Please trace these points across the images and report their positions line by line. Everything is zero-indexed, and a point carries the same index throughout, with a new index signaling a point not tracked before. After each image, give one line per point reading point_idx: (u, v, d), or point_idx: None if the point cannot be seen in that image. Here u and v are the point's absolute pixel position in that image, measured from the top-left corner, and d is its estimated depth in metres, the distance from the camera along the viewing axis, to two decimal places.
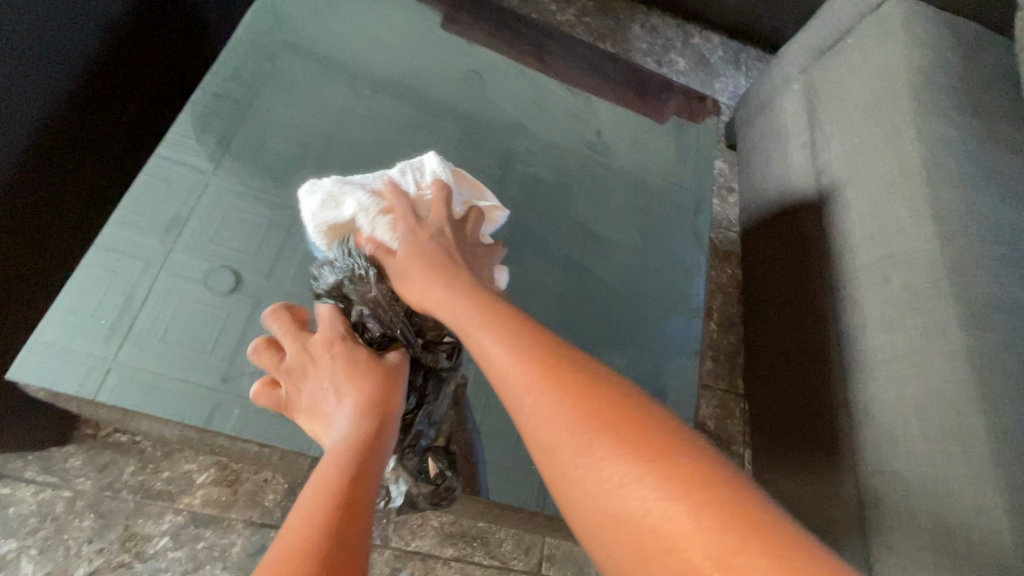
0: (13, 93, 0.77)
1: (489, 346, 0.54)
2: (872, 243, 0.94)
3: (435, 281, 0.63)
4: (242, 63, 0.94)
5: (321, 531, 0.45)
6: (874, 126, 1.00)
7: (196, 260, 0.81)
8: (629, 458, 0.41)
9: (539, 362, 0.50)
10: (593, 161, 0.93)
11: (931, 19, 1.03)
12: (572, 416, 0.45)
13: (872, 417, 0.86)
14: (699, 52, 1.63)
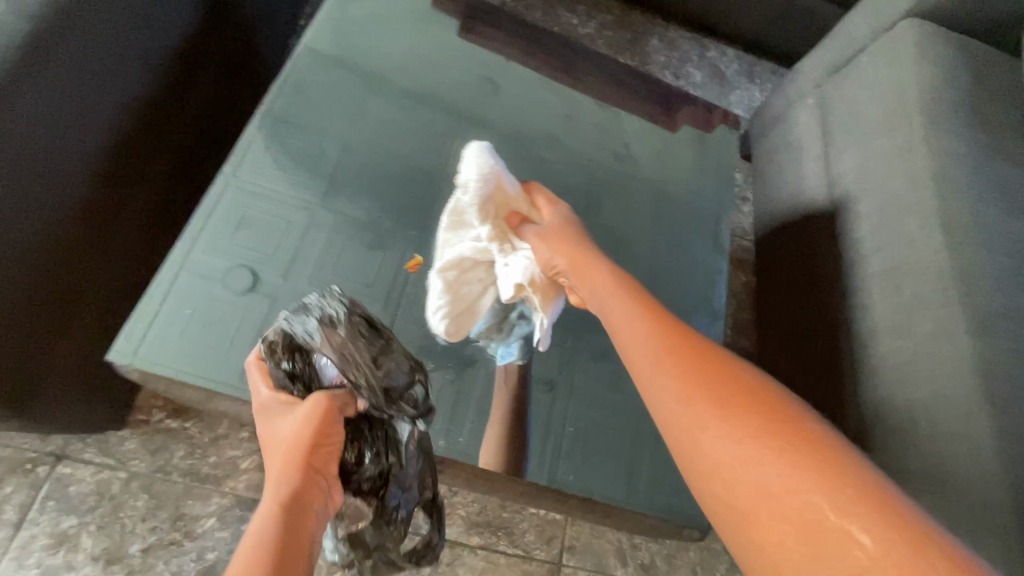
0: (101, 98, 0.81)
1: (634, 334, 0.60)
2: (883, 252, 0.98)
3: (590, 271, 0.70)
4: (302, 73, 1.00)
5: None
6: (886, 140, 1.05)
7: (216, 259, 0.85)
8: (764, 425, 0.46)
9: (675, 347, 0.56)
10: (617, 172, 0.98)
11: (942, 39, 1.08)
12: (714, 396, 0.50)
13: (882, 418, 0.90)
14: (715, 65, 1.69)
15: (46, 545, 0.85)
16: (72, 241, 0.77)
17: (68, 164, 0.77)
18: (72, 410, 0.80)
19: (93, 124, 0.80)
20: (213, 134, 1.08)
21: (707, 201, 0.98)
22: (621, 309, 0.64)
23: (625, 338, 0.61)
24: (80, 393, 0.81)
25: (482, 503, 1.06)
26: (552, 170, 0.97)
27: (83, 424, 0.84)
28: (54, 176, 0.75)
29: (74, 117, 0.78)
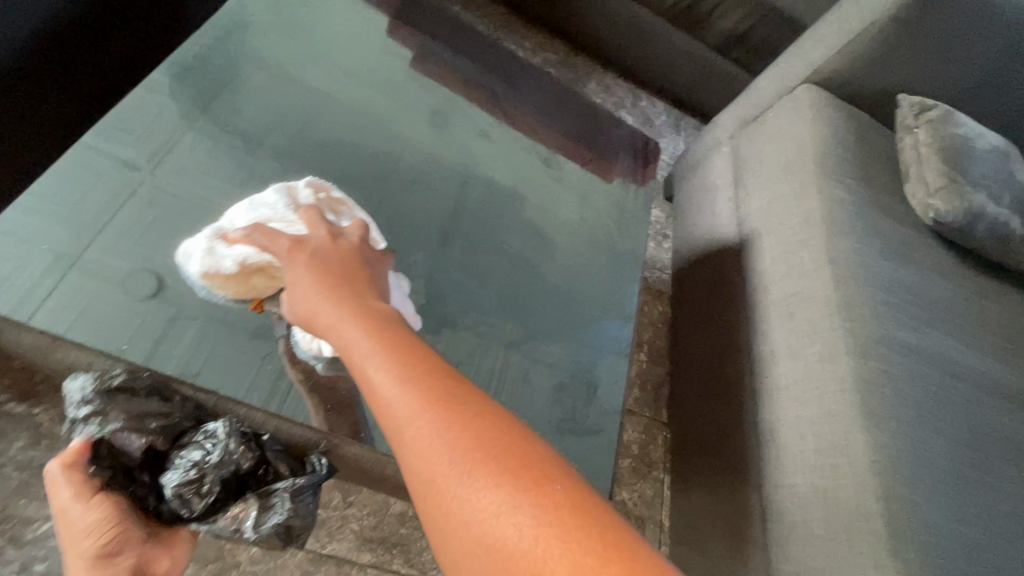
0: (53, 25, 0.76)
1: (373, 375, 0.50)
2: (781, 282, 1.06)
3: (321, 305, 0.59)
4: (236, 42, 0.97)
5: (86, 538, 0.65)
6: (785, 186, 1.16)
7: (117, 263, 0.78)
8: (506, 489, 0.40)
9: (422, 391, 0.47)
10: (545, 180, 1.00)
11: (833, 104, 1.22)
12: (457, 448, 0.43)
13: (774, 435, 0.95)
14: (646, 113, 1.80)
15: None
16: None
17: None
18: None
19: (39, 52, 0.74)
20: None
21: (629, 216, 1.01)
22: (360, 344, 0.53)
23: (361, 383, 0.52)
24: None
25: (378, 517, 0.98)
26: (480, 170, 0.97)
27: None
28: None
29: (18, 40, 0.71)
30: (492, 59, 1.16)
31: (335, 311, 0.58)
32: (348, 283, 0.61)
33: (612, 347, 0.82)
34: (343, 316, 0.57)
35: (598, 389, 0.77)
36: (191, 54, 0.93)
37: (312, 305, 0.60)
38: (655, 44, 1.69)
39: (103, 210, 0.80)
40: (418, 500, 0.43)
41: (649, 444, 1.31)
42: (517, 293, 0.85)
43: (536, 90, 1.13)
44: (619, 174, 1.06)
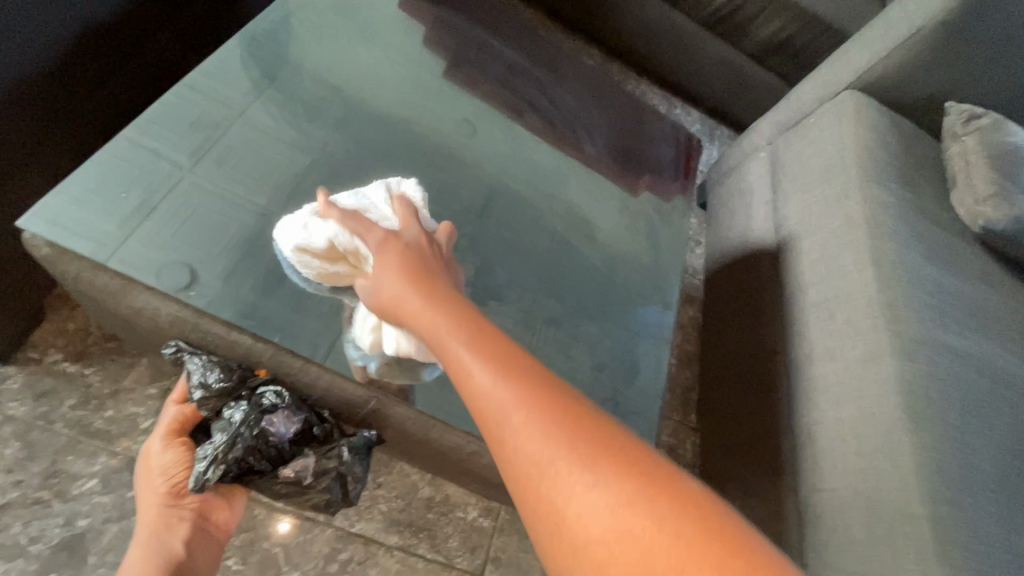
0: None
1: (467, 359, 0.49)
2: (821, 284, 1.05)
3: (409, 297, 0.57)
4: (291, 13, 0.95)
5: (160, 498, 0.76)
6: (826, 189, 1.15)
7: (154, 252, 0.70)
8: (625, 488, 0.39)
9: (534, 395, 0.45)
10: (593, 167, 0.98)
11: (876, 110, 1.21)
12: (557, 435, 0.43)
13: (813, 436, 0.92)
14: (680, 120, 1.81)
15: None
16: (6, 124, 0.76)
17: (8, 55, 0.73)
18: None
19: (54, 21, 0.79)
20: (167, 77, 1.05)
21: (667, 208, 1.01)
22: (454, 335, 0.52)
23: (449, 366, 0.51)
24: None
25: (406, 500, 0.98)
26: (524, 158, 0.98)
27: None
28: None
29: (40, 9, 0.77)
30: (537, 49, 1.12)
31: (425, 302, 0.55)
32: (438, 285, 0.58)
33: (651, 333, 0.82)
34: (438, 311, 0.54)
35: (639, 372, 0.77)
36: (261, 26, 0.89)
37: (403, 290, 0.57)
38: (693, 52, 1.70)
39: (151, 182, 0.75)
40: (519, 478, 0.43)
41: (677, 448, 1.28)
42: (558, 276, 0.85)
43: (582, 81, 1.12)
44: (655, 188, 1.03)
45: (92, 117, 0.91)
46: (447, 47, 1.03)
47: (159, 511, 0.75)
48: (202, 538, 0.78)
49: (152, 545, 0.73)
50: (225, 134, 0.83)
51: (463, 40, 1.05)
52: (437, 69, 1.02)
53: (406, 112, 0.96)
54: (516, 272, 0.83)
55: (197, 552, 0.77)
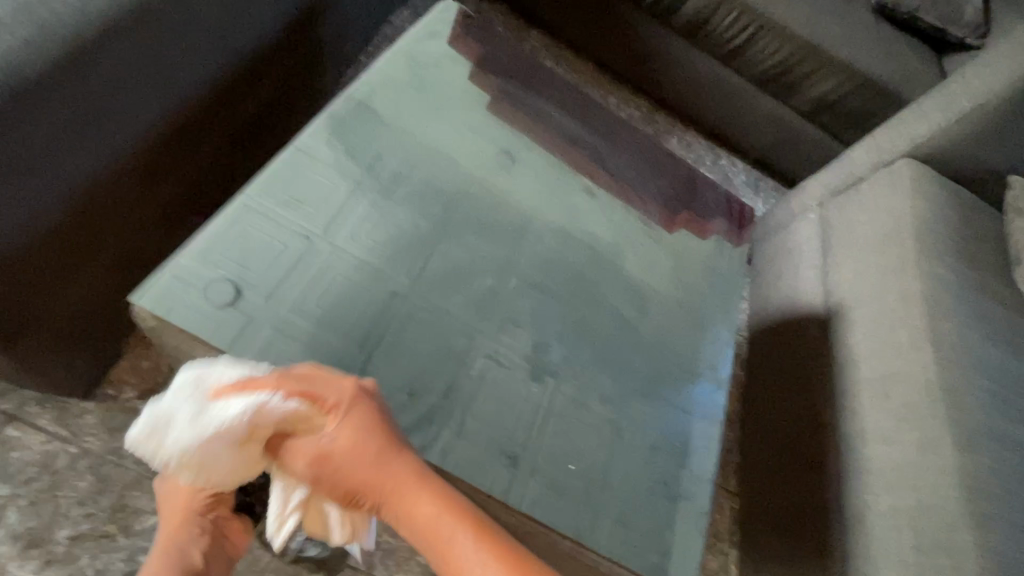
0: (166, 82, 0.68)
1: (455, 547, 0.54)
2: (874, 360, 1.03)
3: (373, 471, 0.58)
4: (373, 89, 0.94)
5: None
6: (880, 259, 1.13)
7: (203, 270, 0.69)
8: None
9: (500, 561, 0.53)
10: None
11: (935, 181, 1.20)
12: None
13: (866, 522, 0.89)
14: (725, 172, 1.85)
15: None
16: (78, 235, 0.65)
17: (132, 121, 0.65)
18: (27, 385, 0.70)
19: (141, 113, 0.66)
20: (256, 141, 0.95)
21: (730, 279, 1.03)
22: (428, 487, 0.58)
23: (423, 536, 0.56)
24: (51, 363, 0.71)
25: None
26: (580, 222, 1.01)
27: (65, 387, 0.79)
28: (113, 128, 0.63)
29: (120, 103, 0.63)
30: (599, 118, 1.15)
31: (404, 473, 0.58)
32: (392, 473, 0.58)
33: (705, 411, 0.84)
34: (411, 481, 0.58)
35: (690, 452, 0.80)
36: (347, 103, 0.90)
37: (366, 460, 0.58)
38: (740, 108, 1.71)
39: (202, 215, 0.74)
40: None
41: (716, 512, 1.25)
42: (612, 344, 0.87)
43: (637, 150, 1.14)
44: (690, 240, 1.06)
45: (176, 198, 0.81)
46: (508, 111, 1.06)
47: None
48: None
49: None
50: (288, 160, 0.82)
51: (526, 105, 1.10)
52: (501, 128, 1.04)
53: (474, 166, 0.97)
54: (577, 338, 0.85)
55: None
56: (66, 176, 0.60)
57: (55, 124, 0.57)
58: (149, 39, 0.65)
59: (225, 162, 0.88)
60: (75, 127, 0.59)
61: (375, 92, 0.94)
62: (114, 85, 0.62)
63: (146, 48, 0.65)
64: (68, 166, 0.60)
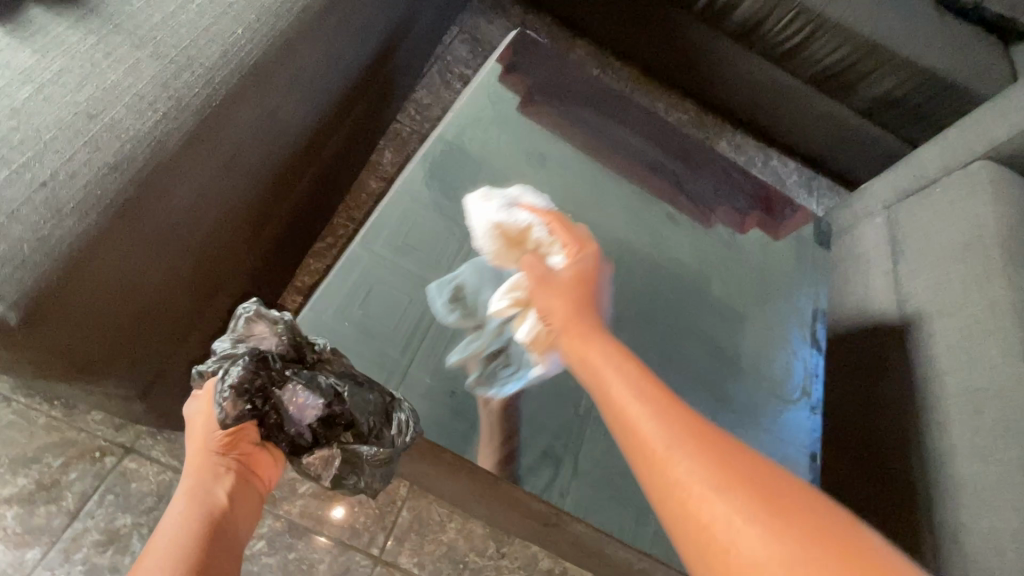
0: (278, 129, 0.69)
1: (620, 385, 0.57)
2: (961, 374, 1.00)
3: (568, 321, 0.68)
4: (462, 129, 0.96)
5: (206, 453, 0.65)
6: (962, 268, 1.10)
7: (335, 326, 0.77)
8: (764, 523, 0.43)
9: (665, 411, 0.52)
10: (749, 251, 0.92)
11: (1016, 184, 1.16)
12: (710, 465, 0.47)
13: (962, 542, 0.88)
14: (777, 172, 1.82)
15: (97, 541, 0.82)
16: (203, 286, 0.66)
17: (253, 175, 0.67)
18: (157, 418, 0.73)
19: (258, 162, 0.67)
20: (335, 172, 0.97)
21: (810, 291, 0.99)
22: (612, 362, 0.61)
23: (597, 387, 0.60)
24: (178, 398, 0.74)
25: (528, 570, 1.01)
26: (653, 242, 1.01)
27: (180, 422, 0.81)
28: (238, 185, 0.64)
29: (244, 156, 0.64)
30: (668, 135, 1.08)
31: (594, 327, 0.67)
32: (591, 322, 0.68)
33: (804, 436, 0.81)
34: (593, 344, 0.64)
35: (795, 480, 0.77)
36: (440, 145, 0.93)
37: (573, 309, 0.69)
38: (795, 108, 1.68)
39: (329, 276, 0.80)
40: (669, 512, 0.48)
41: None
42: (700, 370, 0.86)
43: (721, 167, 1.07)
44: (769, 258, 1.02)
45: (277, 234, 0.83)
46: (583, 135, 1.05)
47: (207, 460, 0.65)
48: (249, 501, 0.66)
49: (192, 506, 0.62)
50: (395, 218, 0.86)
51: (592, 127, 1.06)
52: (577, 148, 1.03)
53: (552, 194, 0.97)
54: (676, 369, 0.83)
55: (241, 519, 0.65)
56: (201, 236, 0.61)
57: (193, 180, 0.58)
58: (270, 100, 0.66)
59: (312, 196, 0.90)
60: (212, 184, 0.60)
61: (465, 132, 0.96)
62: (244, 138, 0.63)
63: (267, 109, 0.66)
64: (201, 224, 0.61)
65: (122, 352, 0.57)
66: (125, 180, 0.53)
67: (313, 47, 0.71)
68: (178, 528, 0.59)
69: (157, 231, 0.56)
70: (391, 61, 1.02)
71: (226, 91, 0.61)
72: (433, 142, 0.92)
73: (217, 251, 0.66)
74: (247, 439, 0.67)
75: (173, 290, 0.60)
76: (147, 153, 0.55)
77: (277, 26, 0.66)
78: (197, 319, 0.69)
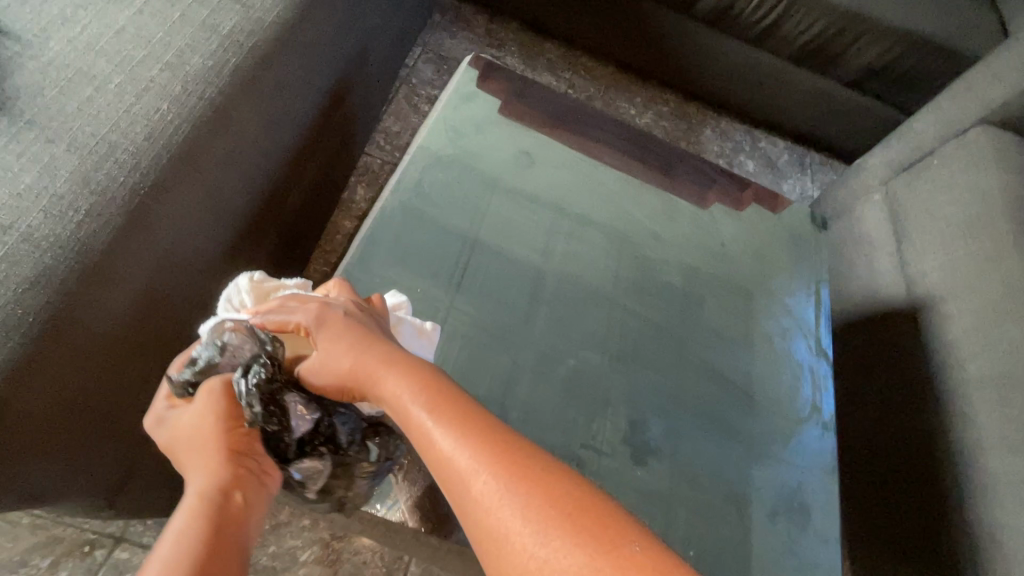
0: (217, 206, 0.65)
1: (434, 430, 0.46)
2: (982, 362, 0.94)
3: (361, 358, 0.53)
4: (421, 173, 0.77)
5: (192, 540, 0.43)
6: (972, 245, 1.04)
7: (419, 290, 0.69)
8: (587, 549, 0.37)
9: (480, 446, 0.45)
10: (743, 257, 0.86)
11: (1018, 147, 1.09)
12: (510, 490, 0.42)
13: (1000, 542, 0.83)
14: (767, 154, 1.76)
15: None
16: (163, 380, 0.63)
17: (194, 258, 0.63)
18: (147, 510, 0.71)
19: (199, 244, 0.63)
20: (301, 222, 0.93)
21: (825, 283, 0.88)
22: (406, 388, 0.50)
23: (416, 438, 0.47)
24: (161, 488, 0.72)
25: None
26: None
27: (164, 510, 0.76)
28: (178, 272, 0.61)
29: (181, 244, 0.60)
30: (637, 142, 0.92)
31: (383, 358, 0.52)
32: (389, 346, 0.54)
33: (818, 462, 0.71)
34: (391, 372, 0.51)
35: (812, 514, 0.67)
36: (392, 200, 0.73)
37: (356, 351, 0.53)
38: (778, 87, 1.61)
39: (397, 234, 0.71)
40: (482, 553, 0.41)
41: None
42: None
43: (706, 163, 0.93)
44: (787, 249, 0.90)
45: None
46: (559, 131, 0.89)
47: (205, 515, 0.45)
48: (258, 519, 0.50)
49: None
50: (441, 183, 0.77)
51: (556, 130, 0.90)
52: (556, 154, 0.87)
53: (546, 224, 0.79)
54: (703, 421, 0.70)
55: (253, 517, 0.49)
56: (145, 337, 0.58)
57: (129, 283, 0.55)
58: (204, 176, 0.62)
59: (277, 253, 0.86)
60: (149, 281, 0.57)
61: (423, 177, 0.77)
62: (178, 225, 0.60)
63: (202, 187, 0.62)
64: (144, 324, 0.58)
65: (74, 467, 0.54)
66: (47, 294, 0.50)
67: (249, 115, 0.67)
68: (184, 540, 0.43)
69: (92, 342, 0.52)
70: (347, 104, 0.97)
71: (152, 176, 0.57)
72: (389, 193, 0.74)
73: (171, 345, 0.62)
74: (249, 489, 0.50)
75: (121, 397, 0.57)
76: (68, 259, 0.51)
77: (203, 95, 0.63)
78: None
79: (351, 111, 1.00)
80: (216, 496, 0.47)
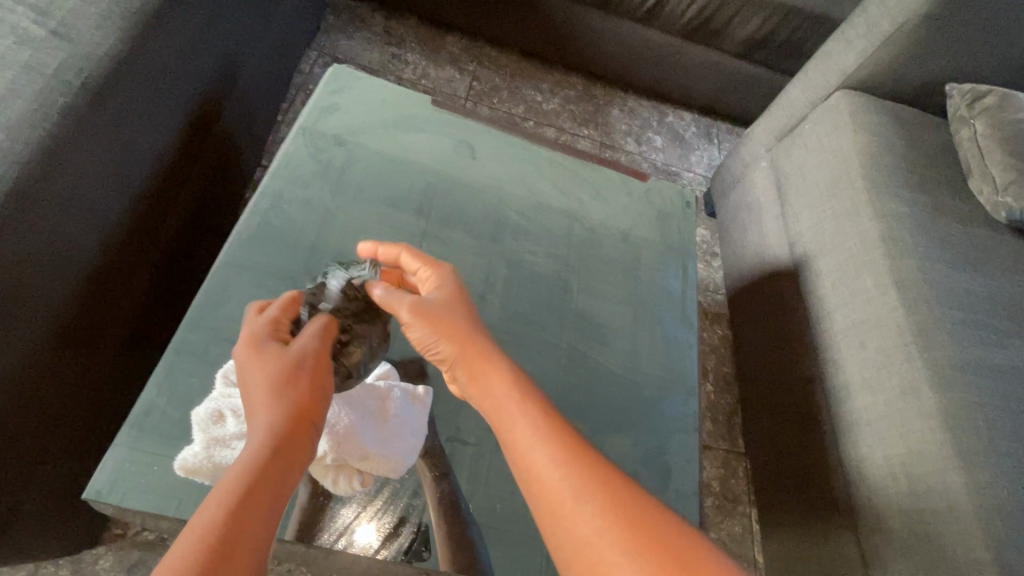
0: (66, 249, 0.65)
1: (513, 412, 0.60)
2: (846, 310, 1.03)
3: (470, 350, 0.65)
4: (281, 192, 0.80)
5: (246, 473, 0.49)
6: (835, 204, 1.12)
7: None
8: (605, 507, 0.51)
9: (545, 426, 0.58)
10: (613, 240, 0.91)
11: (874, 109, 1.18)
12: (556, 456, 0.55)
13: (864, 474, 0.91)
14: (674, 128, 1.81)
15: None
16: (26, 427, 0.63)
17: (48, 305, 0.63)
18: (35, 555, 0.71)
19: (49, 289, 0.63)
20: (184, 247, 0.93)
21: (690, 257, 0.94)
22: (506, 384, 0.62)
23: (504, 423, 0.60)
24: (48, 532, 0.72)
25: None
26: None
27: (63, 547, 0.78)
28: (26, 321, 0.61)
29: (28, 293, 0.61)
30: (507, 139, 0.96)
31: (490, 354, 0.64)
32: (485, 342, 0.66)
33: (680, 425, 0.77)
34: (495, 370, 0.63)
35: (672, 475, 0.73)
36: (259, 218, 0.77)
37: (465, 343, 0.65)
38: (673, 63, 1.67)
39: (272, 252, 0.76)
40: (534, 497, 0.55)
41: (730, 479, 1.28)
42: None
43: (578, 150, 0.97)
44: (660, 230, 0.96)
45: (122, 335, 0.79)
46: (428, 133, 0.92)
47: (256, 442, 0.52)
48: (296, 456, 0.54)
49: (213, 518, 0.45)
50: (311, 198, 0.81)
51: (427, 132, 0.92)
52: (426, 158, 0.89)
53: (412, 230, 0.83)
54: (567, 402, 0.75)
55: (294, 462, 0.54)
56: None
57: None
58: (44, 221, 0.62)
59: (160, 282, 0.86)
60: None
61: (283, 196, 0.80)
62: (21, 275, 0.60)
63: (45, 231, 0.63)
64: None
65: None
66: None
67: (89, 153, 0.67)
68: (243, 447, 0.51)
69: None
70: (218, 123, 0.96)
71: None
72: (249, 212, 0.77)
73: (32, 391, 0.63)
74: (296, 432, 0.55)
75: None
76: None
77: (31, 141, 0.63)
78: (36, 458, 0.66)
79: (227, 130, 1.00)
80: (276, 438, 0.53)
